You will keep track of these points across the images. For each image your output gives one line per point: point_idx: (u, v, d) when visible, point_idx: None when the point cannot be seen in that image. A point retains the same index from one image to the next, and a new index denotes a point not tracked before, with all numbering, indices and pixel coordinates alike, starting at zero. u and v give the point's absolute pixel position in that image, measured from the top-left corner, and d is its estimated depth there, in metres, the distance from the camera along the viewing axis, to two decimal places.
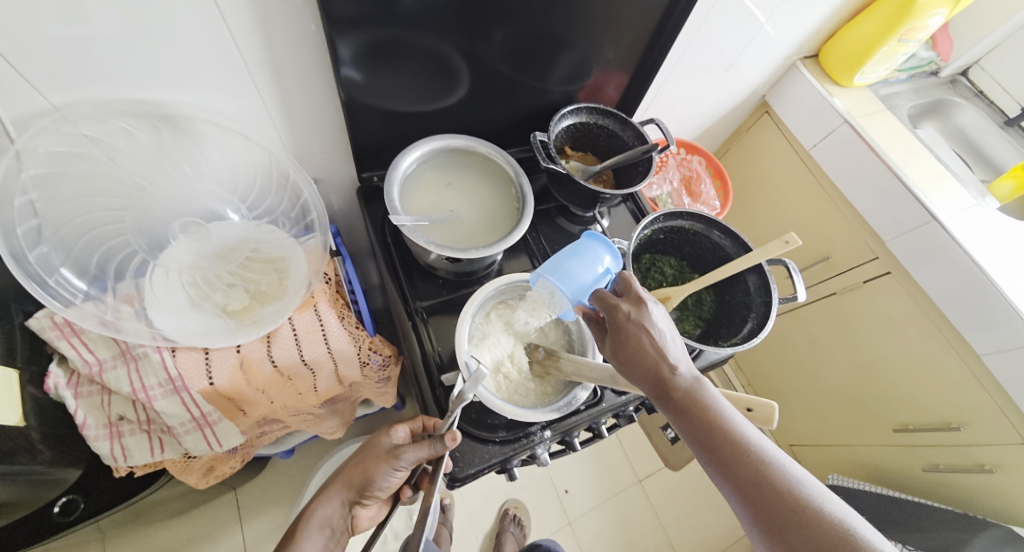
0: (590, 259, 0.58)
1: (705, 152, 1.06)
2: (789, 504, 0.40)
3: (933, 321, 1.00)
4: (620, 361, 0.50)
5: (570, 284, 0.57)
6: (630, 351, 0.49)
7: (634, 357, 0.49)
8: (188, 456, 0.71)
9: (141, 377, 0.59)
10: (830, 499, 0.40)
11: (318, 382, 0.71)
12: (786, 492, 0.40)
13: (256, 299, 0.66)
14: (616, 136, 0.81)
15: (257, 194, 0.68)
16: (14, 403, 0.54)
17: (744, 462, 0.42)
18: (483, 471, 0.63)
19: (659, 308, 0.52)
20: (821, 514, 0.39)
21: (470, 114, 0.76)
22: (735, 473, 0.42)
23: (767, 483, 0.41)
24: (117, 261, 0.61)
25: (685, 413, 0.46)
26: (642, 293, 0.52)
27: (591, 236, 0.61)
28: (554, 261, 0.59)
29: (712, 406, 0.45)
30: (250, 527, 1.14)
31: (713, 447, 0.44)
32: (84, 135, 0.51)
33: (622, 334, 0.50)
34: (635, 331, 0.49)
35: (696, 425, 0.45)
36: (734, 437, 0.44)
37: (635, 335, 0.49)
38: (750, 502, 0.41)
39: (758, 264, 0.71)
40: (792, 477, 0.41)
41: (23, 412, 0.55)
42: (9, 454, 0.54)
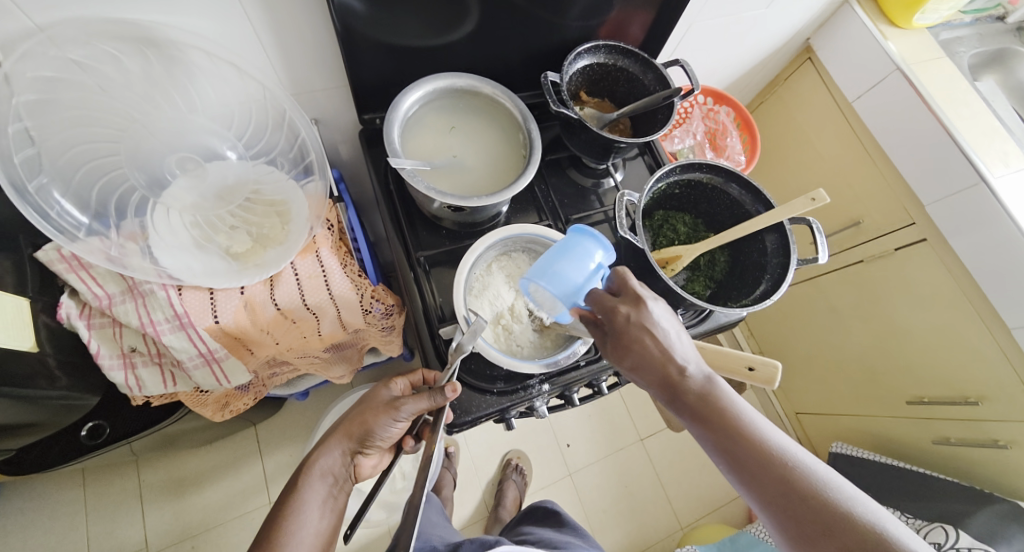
0: (579, 257, 0.55)
1: (734, 102, 0.98)
2: (819, 510, 0.37)
3: (965, 293, 0.95)
4: (626, 367, 0.48)
5: (561, 286, 0.54)
6: (635, 356, 0.47)
7: (639, 361, 0.46)
8: (201, 390, 0.74)
9: (149, 312, 0.60)
10: (861, 501, 0.37)
11: (322, 326, 0.71)
12: (815, 498, 0.38)
13: (258, 242, 0.66)
14: (636, 80, 0.75)
15: (256, 132, 0.66)
16: (27, 331, 0.57)
17: (766, 467, 0.40)
18: (481, 419, 0.64)
19: (661, 303, 0.49)
20: (853, 518, 0.36)
21: (479, 51, 0.71)
22: (758, 480, 0.40)
23: (793, 488, 0.39)
24: (117, 197, 0.61)
25: (699, 419, 0.44)
26: (640, 289, 0.49)
27: (579, 231, 0.58)
28: (542, 262, 0.56)
29: (727, 408, 0.43)
30: (270, 460, 1.22)
31: (730, 451, 0.42)
32: (71, 59, 0.50)
33: (624, 338, 0.47)
34: (637, 333, 0.47)
35: (713, 430, 0.43)
36: (752, 441, 0.41)
37: (637, 339, 0.47)
38: (778, 510, 0.39)
39: (778, 223, 0.66)
40: (819, 479, 0.39)
41: (36, 338, 0.58)
42: (28, 377, 0.58)
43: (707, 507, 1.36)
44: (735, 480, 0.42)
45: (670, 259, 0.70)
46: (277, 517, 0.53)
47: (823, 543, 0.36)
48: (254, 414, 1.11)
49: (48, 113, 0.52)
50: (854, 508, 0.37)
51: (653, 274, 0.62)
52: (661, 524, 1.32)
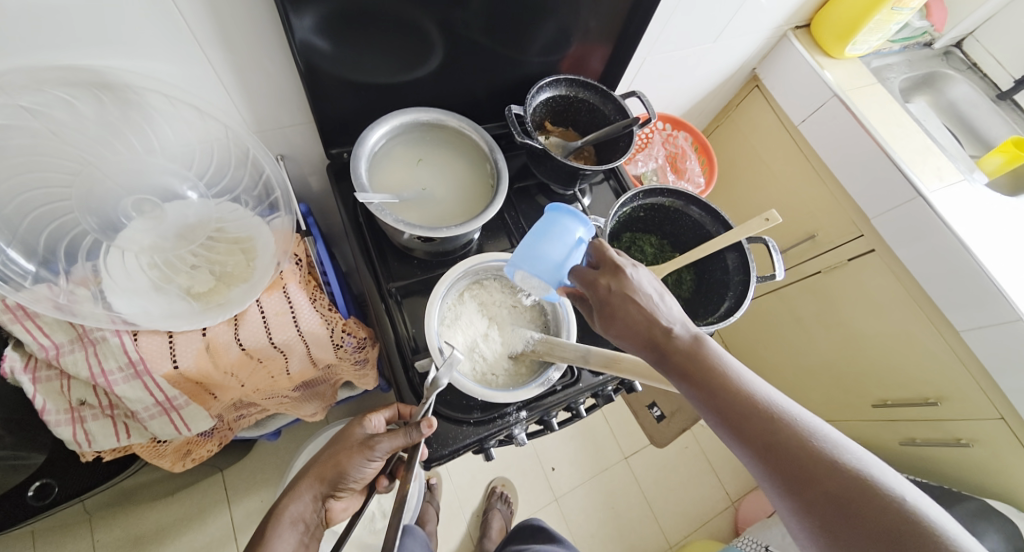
0: (557, 235, 0.55)
1: (691, 128, 1.02)
2: (806, 455, 0.36)
3: (915, 300, 1.00)
4: (612, 335, 0.46)
5: (542, 267, 0.54)
6: (620, 324, 0.45)
7: (624, 328, 0.45)
8: (158, 440, 0.70)
9: (100, 361, 0.57)
10: (846, 446, 0.36)
11: (290, 364, 0.69)
12: (800, 444, 0.37)
13: (222, 281, 0.64)
14: (597, 111, 0.78)
15: (218, 170, 0.65)
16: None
17: (752, 419, 0.38)
18: (458, 451, 0.63)
19: (643, 269, 0.48)
20: (838, 463, 0.35)
21: (444, 86, 0.72)
22: (749, 432, 0.38)
23: (782, 437, 0.37)
24: (68, 242, 0.58)
25: (686, 377, 0.42)
26: (620, 259, 0.48)
27: (554, 209, 0.57)
28: (523, 248, 0.57)
29: (714, 364, 0.41)
30: (238, 508, 1.15)
31: (720, 406, 0.40)
32: (22, 106, 0.48)
33: (608, 306, 0.46)
34: (619, 301, 0.45)
35: (700, 388, 0.41)
36: (738, 394, 0.40)
37: (621, 306, 0.45)
38: (767, 463, 0.37)
39: (737, 242, 0.69)
40: (805, 428, 0.38)
41: None
42: None
43: (694, 523, 1.36)
44: (725, 435, 0.40)
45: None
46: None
47: (809, 491, 0.35)
48: (220, 460, 1.05)
49: None
50: (840, 452, 0.36)
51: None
52: (650, 543, 1.31)
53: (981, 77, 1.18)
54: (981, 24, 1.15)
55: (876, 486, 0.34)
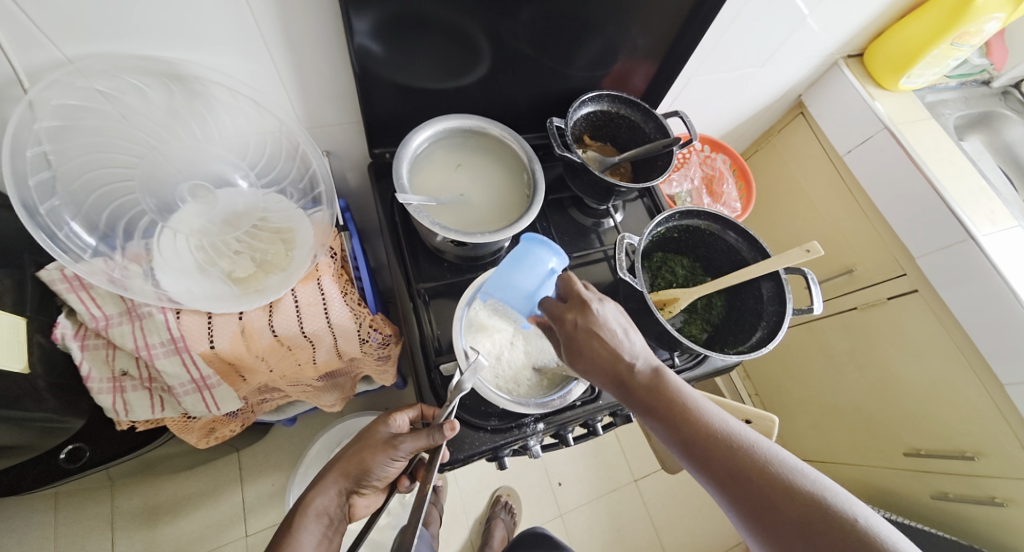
0: (529, 265, 0.59)
1: (729, 151, 1.02)
2: (762, 485, 0.40)
3: (957, 346, 0.96)
4: (580, 369, 0.51)
5: (515, 296, 0.59)
6: (587, 358, 0.50)
7: (592, 365, 0.50)
8: (188, 416, 0.72)
9: (145, 335, 0.60)
10: (801, 472, 0.40)
11: (317, 354, 0.71)
12: (755, 473, 0.41)
13: (261, 268, 0.67)
14: (637, 128, 0.78)
15: (268, 162, 0.68)
16: (21, 351, 0.57)
17: (716, 451, 0.43)
18: (472, 457, 0.63)
19: (608, 303, 0.53)
20: (791, 489, 0.39)
21: (488, 95, 0.74)
22: (709, 464, 0.43)
23: (739, 468, 0.41)
24: (127, 219, 0.62)
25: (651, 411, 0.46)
26: (586, 294, 0.52)
27: (529, 238, 0.61)
28: (497, 275, 0.61)
29: (677, 399, 0.46)
30: (250, 489, 1.17)
31: (684, 441, 0.44)
32: (97, 90, 0.52)
33: (575, 343, 0.51)
34: (584, 337, 0.50)
35: (663, 422, 0.46)
36: (700, 427, 0.44)
37: (587, 342, 0.50)
38: (731, 492, 0.41)
39: (774, 271, 0.68)
40: (761, 457, 0.41)
41: (29, 359, 0.58)
42: (16, 399, 0.56)
43: None
44: (690, 466, 0.45)
45: (667, 302, 0.71)
46: None
47: (769, 519, 0.39)
48: (239, 440, 1.08)
49: (67, 139, 0.53)
50: (796, 480, 0.40)
51: (652, 317, 0.63)
52: None
53: None
54: None
55: (829, 510, 0.38)
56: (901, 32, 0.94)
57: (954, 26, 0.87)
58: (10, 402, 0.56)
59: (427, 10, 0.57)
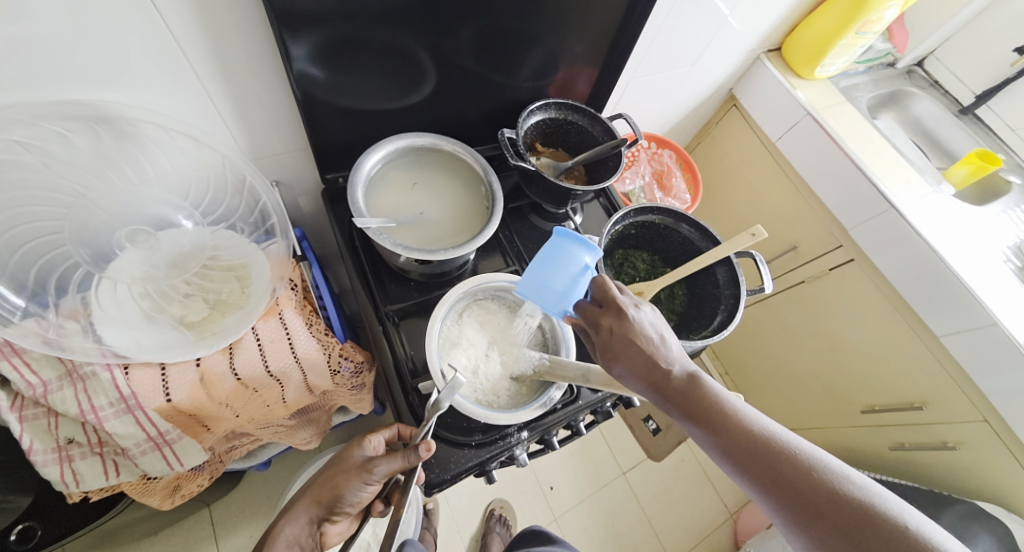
0: (562, 265, 0.59)
1: (674, 146, 1.07)
2: (807, 490, 0.40)
3: (895, 306, 1.03)
4: (616, 374, 0.50)
5: (549, 296, 0.58)
6: (624, 363, 0.49)
7: (631, 374, 0.49)
8: (148, 477, 0.67)
9: (90, 397, 0.56)
10: (845, 475, 0.40)
11: (286, 393, 0.68)
12: (800, 477, 0.41)
13: (216, 308, 0.63)
14: (586, 132, 0.80)
15: (213, 199, 0.65)
16: None
17: (758, 455, 0.42)
18: (460, 475, 0.62)
19: (645, 308, 0.52)
20: (837, 493, 0.39)
21: (437, 112, 0.74)
22: (753, 469, 0.42)
23: (783, 474, 0.41)
24: (58, 274, 0.57)
25: (691, 416, 0.46)
26: (622, 300, 0.52)
27: (561, 234, 0.60)
28: (530, 275, 0.60)
29: (718, 405, 0.45)
30: (226, 544, 1.09)
31: (726, 446, 0.44)
32: (14, 140, 0.48)
33: (612, 348, 0.50)
34: (621, 342, 0.49)
35: (704, 427, 0.45)
36: (741, 434, 0.43)
37: (624, 348, 0.49)
38: (776, 497, 0.41)
39: (726, 257, 0.72)
40: (804, 460, 0.41)
41: None
42: None
43: (694, 537, 1.35)
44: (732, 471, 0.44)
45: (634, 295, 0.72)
46: None
47: (817, 523, 0.39)
48: (208, 493, 1.01)
49: None
50: (840, 483, 0.40)
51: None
52: None
53: (943, 93, 1.25)
54: (941, 44, 1.22)
55: (874, 512, 0.38)
56: (813, 25, 1.01)
57: (856, 18, 0.95)
58: None
59: (366, 33, 0.57)
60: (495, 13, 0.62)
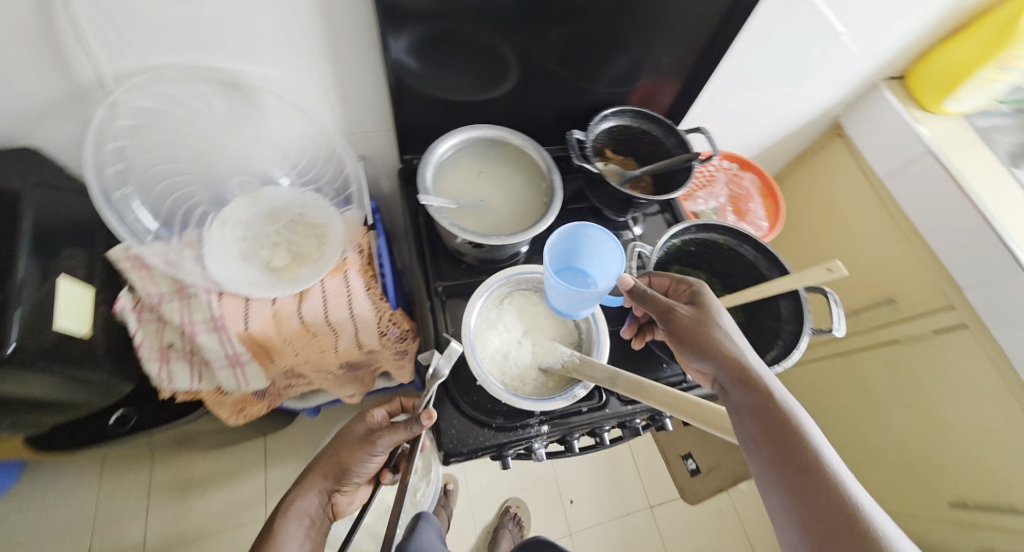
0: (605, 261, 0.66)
1: (758, 170, 1.00)
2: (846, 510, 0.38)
3: (1012, 390, 0.88)
4: (705, 339, 0.55)
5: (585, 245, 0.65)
6: (714, 333, 0.55)
7: (713, 346, 0.54)
8: (221, 391, 0.77)
9: (190, 312, 0.67)
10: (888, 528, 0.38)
11: (339, 342, 0.76)
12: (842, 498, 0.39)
13: (296, 259, 0.74)
14: (659, 142, 0.79)
15: (307, 164, 0.76)
16: (86, 317, 0.64)
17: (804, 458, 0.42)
18: (476, 453, 0.65)
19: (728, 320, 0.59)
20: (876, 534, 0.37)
21: (513, 107, 0.78)
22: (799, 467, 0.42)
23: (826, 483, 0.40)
24: (185, 208, 0.71)
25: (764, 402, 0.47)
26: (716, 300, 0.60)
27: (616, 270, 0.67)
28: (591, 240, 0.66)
29: (780, 396, 0.47)
30: (272, 474, 1.22)
31: (784, 438, 0.44)
32: (168, 95, 0.60)
33: (706, 321, 0.56)
34: (714, 324, 0.56)
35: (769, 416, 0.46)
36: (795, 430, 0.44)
37: (715, 325, 0.56)
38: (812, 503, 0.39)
39: (792, 289, 0.68)
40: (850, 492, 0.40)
41: (91, 325, 0.65)
42: (80, 358, 0.64)
43: None
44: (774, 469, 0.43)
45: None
46: None
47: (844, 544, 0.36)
48: (265, 423, 1.14)
49: (141, 137, 0.62)
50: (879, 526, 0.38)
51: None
52: None
53: None
54: None
55: None
56: (946, 53, 0.91)
57: (1004, 49, 0.83)
58: (72, 361, 0.62)
59: (458, 29, 0.61)
60: (582, 18, 0.64)
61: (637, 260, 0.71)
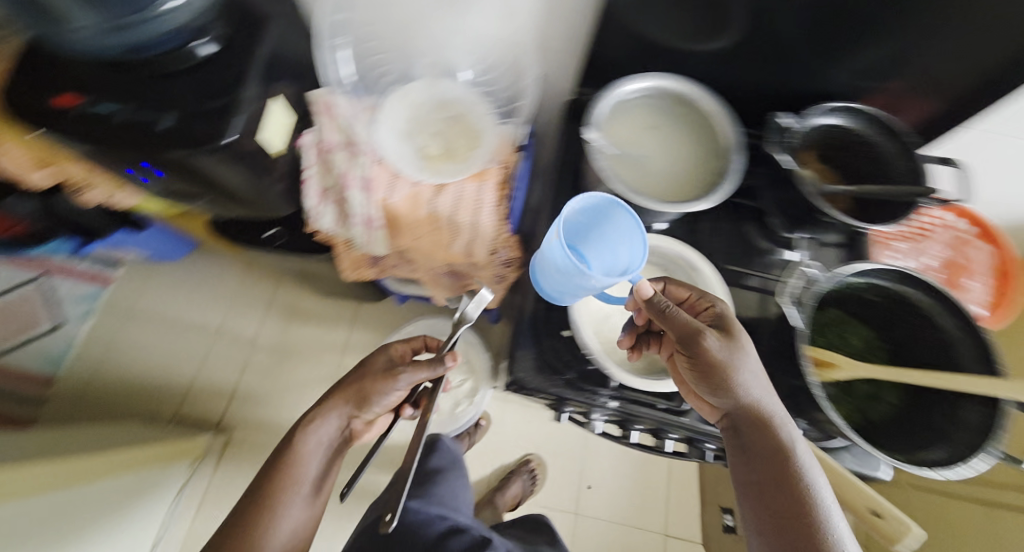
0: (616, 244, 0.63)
1: (1005, 245, 0.80)
2: None
3: None
4: (724, 376, 0.50)
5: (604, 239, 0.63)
6: (731, 370, 0.50)
7: (732, 387, 0.50)
8: (350, 243, 0.84)
9: (350, 166, 0.74)
10: None
11: (454, 242, 0.80)
12: None
13: (446, 153, 0.77)
14: (881, 161, 0.67)
15: (491, 65, 0.76)
16: (282, 136, 0.68)
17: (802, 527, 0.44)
18: (539, 391, 0.70)
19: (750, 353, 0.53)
20: None
21: (718, 72, 0.70)
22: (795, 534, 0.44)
23: None
24: (376, 75, 0.78)
25: (777, 463, 0.48)
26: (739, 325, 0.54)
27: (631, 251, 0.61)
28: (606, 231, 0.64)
29: (797, 455, 0.48)
30: (354, 333, 1.42)
31: (788, 503, 0.45)
32: None
33: (727, 357, 0.50)
34: (735, 360, 0.50)
35: (776, 475, 0.47)
36: (810, 494, 0.45)
37: (737, 363, 0.50)
38: None
39: (997, 397, 0.51)
40: None
41: (284, 146, 0.70)
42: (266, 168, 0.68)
43: None
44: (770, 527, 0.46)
45: (822, 363, 0.62)
46: (276, 466, 0.61)
47: None
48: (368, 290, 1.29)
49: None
50: None
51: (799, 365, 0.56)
52: None
53: None
54: None
55: None
56: None
57: None
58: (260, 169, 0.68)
59: None
60: None
61: (799, 282, 0.60)
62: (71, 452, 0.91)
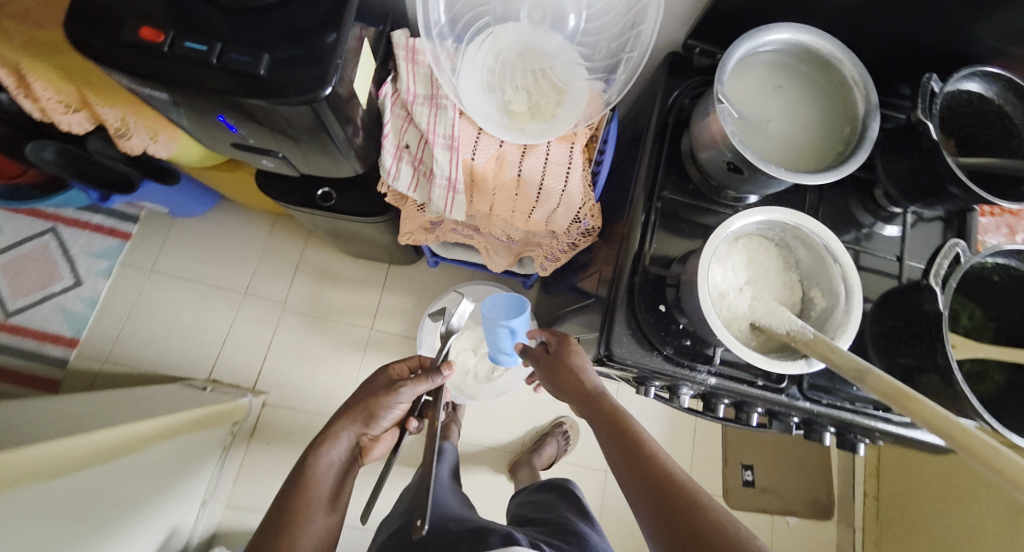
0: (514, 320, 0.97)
1: None
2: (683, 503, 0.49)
3: None
4: (564, 373, 0.67)
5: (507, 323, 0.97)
6: (567, 365, 0.67)
7: (572, 379, 0.66)
8: (421, 206, 0.80)
9: (435, 122, 0.69)
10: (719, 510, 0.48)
11: (536, 210, 0.75)
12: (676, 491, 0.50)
13: (531, 111, 0.71)
14: (1014, 133, 0.63)
15: (601, 10, 0.69)
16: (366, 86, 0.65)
17: (646, 468, 0.53)
18: (633, 368, 0.66)
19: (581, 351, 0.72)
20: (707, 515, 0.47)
21: (841, 27, 0.66)
22: (646, 476, 0.52)
23: (663, 483, 0.51)
24: (475, 13, 0.72)
25: (614, 429, 0.59)
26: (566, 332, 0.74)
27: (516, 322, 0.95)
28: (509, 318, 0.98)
29: (628, 415, 0.60)
30: (386, 297, 1.38)
31: (634, 456, 0.55)
32: None
33: (560, 357, 0.69)
34: (569, 356, 0.68)
35: (623, 438, 0.57)
36: (645, 440, 0.56)
37: (566, 356, 0.68)
38: (653, 504, 0.50)
39: None
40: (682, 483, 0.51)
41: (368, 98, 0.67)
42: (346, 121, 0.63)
43: None
44: (631, 483, 0.53)
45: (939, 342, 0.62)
46: (291, 496, 0.60)
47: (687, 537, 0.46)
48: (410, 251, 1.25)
49: None
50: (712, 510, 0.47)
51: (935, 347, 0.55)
52: None
53: None
54: None
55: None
56: None
57: None
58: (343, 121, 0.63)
59: None
60: None
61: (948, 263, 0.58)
62: (124, 416, 0.88)
